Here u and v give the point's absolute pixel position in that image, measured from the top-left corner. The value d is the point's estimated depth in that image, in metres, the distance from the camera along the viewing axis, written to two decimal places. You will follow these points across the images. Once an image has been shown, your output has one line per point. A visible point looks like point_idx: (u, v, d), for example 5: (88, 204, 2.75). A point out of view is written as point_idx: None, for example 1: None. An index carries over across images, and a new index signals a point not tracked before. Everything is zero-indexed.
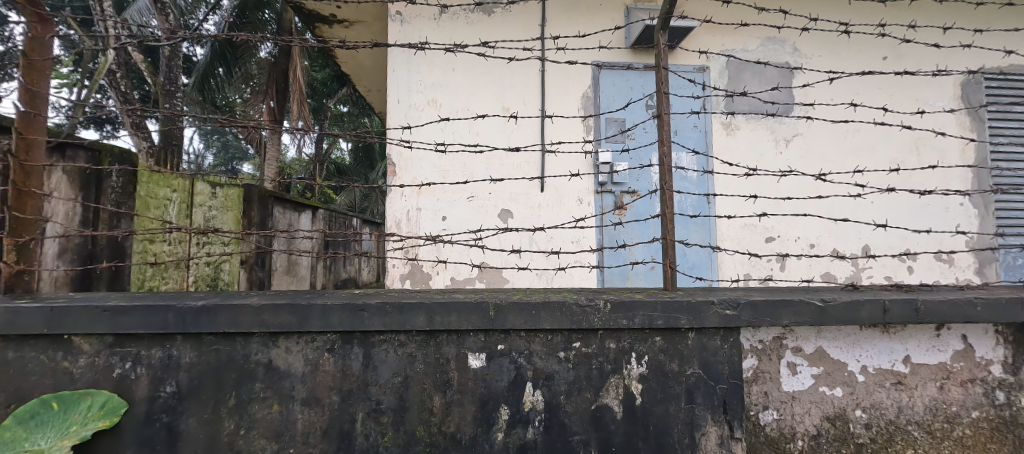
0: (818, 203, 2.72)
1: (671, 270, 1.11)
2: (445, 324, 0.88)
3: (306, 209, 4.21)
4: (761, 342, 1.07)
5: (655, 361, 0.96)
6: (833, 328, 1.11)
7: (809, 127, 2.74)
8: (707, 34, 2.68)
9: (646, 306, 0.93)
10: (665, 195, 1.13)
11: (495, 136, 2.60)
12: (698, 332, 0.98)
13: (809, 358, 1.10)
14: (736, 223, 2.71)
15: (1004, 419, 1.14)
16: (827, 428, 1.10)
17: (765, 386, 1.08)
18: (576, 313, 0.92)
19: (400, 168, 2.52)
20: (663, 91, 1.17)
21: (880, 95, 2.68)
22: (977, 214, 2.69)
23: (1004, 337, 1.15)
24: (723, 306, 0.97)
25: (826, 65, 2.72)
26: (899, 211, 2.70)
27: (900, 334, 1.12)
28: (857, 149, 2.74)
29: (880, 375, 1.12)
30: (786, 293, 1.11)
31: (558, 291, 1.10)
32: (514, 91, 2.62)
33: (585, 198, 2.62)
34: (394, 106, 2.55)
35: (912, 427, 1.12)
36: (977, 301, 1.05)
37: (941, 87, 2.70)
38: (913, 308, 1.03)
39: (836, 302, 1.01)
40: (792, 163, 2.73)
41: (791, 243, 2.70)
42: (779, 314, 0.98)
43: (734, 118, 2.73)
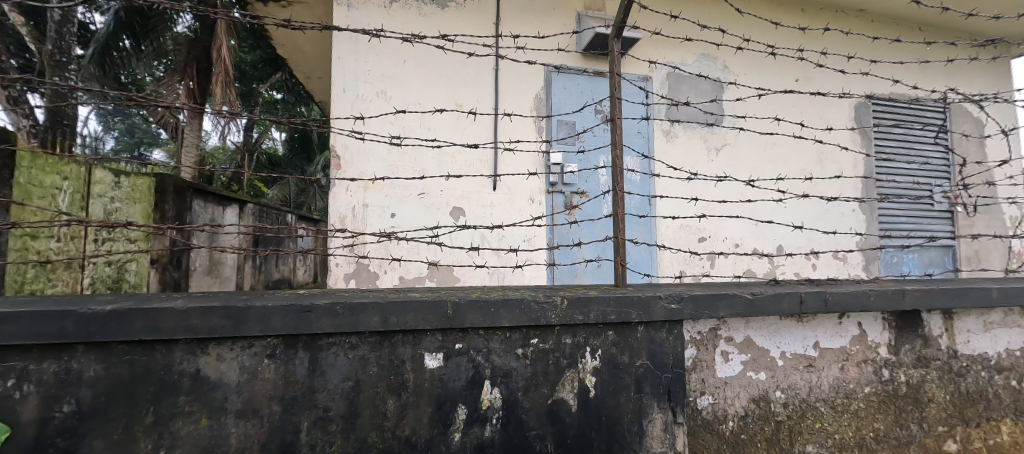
0: (743, 207, 3.01)
1: (621, 267, 1.17)
2: (401, 324, 0.85)
3: (231, 203, 3.84)
4: (699, 333, 1.17)
5: (607, 356, 1.00)
6: (758, 318, 1.23)
7: (736, 138, 3.02)
8: (651, 47, 2.85)
9: (600, 302, 0.97)
10: (616, 196, 1.18)
11: (447, 133, 2.56)
12: (646, 325, 1.04)
13: (740, 346, 1.21)
14: (674, 224, 2.91)
15: (888, 393, 1.34)
16: (752, 409, 1.22)
17: (702, 373, 1.17)
18: (534, 309, 0.93)
19: (345, 161, 2.39)
20: (616, 96, 1.21)
21: (794, 112, 3.02)
22: (866, 219, 3.14)
23: (890, 323, 1.35)
24: (669, 300, 1.03)
25: (753, 82, 3.01)
26: (807, 215, 3.06)
27: (812, 322, 1.28)
28: (775, 159, 3.06)
29: (796, 359, 1.27)
30: (721, 287, 1.22)
31: (513, 288, 1.11)
32: (468, 89, 2.59)
33: (537, 198, 2.67)
34: (340, 96, 2.41)
35: (820, 404, 1.28)
36: (871, 292, 1.23)
37: (841, 108, 3.10)
38: (823, 299, 1.17)
39: (764, 295, 1.12)
40: (723, 170, 2.99)
41: (720, 242, 2.97)
42: (714, 307, 1.07)
43: (674, 126, 2.94)
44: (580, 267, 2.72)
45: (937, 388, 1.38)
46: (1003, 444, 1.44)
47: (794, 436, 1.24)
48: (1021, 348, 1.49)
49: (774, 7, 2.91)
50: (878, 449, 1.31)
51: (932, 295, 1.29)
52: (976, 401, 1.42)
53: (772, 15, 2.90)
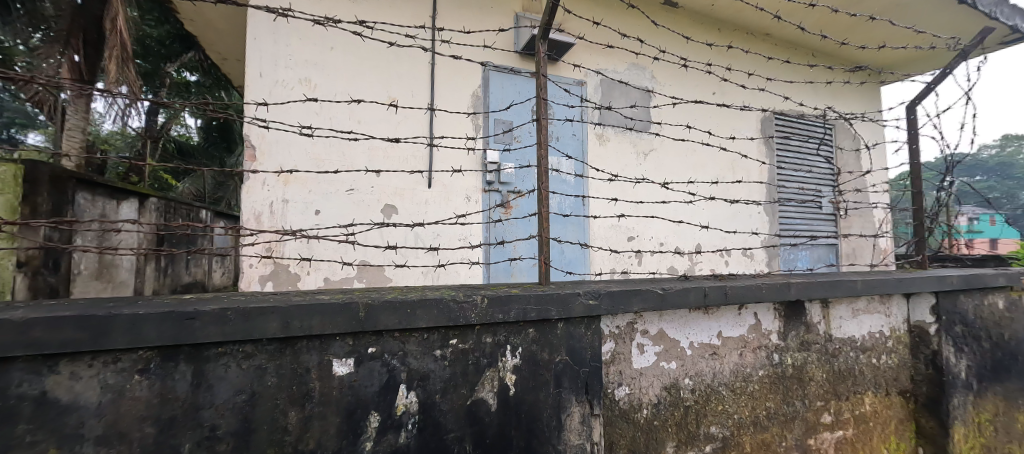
0: (667, 208, 3.23)
1: (545, 265, 1.19)
2: (305, 329, 0.79)
3: (128, 197, 3.36)
4: (618, 327, 1.22)
5: (527, 353, 1.01)
6: (670, 311, 1.32)
7: (661, 143, 3.23)
8: (585, 52, 2.96)
9: (521, 300, 0.98)
10: (541, 195, 1.20)
11: (379, 127, 2.45)
12: (566, 322, 1.06)
13: (653, 338, 1.29)
14: (605, 224, 3.05)
15: (778, 374, 1.51)
16: (664, 396, 1.31)
17: (620, 365, 1.23)
18: (453, 309, 0.91)
19: (261, 152, 2.19)
20: (542, 97, 1.23)
21: (710, 122, 3.31)
22: (769, 220, 3.53)
23: (780, 312, 1.52)
24: (587, 296, 1.07)
25: (675, 92, 3.24)
26: (721, 216, 3.37)
27: (716, 313, 1.40)
28: (695, 165, 3.32)
29: (702, 348, 1.38)
30: (636, 283, 1.29)
31: (434, 288, 1.08)
32: (401, 82, 2.50)
33: (472, 197, 2.65)
34: (256, 81, 2.20)
35: (722, 388, 1.41)
36: (763, 285, 1.37)
37: (750, 120, 3.44)
38: (724, 292, 1.29)
39: (673, 290, 1.20)
40: (650, 173, 3.19)
41: (646, 241, 3.15)
42: (628, 302, 1.13)
43: (606, 131, 3.08)
44: (516, 265, 2.75)
45: (816, 368, 1.58)
46: (866, 413, 1.68)
47: (700, 419, 1.35)
48: (880, 330, 1.75)
49: (693, 24, 3.16)
50: (769, 426, 1.47)
51: (812, 286, 1.47)
52: (846, 377, 1.65)
53: (691, 32, 3.16)
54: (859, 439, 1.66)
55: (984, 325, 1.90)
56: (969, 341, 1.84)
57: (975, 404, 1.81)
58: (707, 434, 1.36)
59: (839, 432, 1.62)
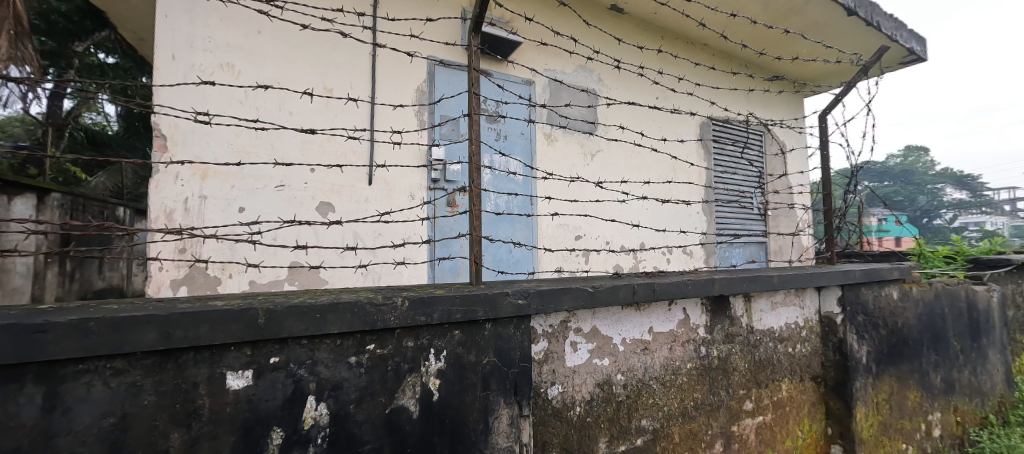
0: (612, 207, 3.32)
1: (476, 265, 1.16)
2: (192, 339, 0.70)
3: (24, 192, 2.91)
4: (551, 326, 1.22)
5: (452, 356, 0.97)
6: (603, 308, 1.34)
7: (608, 145, 3.31)
8: (534, 53, 2.98)
9: (445, 301, 0.94)
10: (472, 193, 1.16)
11: (314, 120, 2.31)
12: (494, 322, 1.04)
13: (587, 336, 1.30)
14: (552, 223, 3.08)
15: (705, 366, 1.58)
16: (597, 393, 1.32)
17: (553, 364, 1.23)
18: (370, 313, 0.85)
19: (173, 142, 1.99)
20: (474, 92, 1.20)
21: (653, 126, 3.45)
22: (706, 220, 3.73)
23: (706, 307, 1.59)
24: (516, 296, 1.06)
25: (621, 96, 3.34)
26: (663, 215, 3.52)
27: (647, 310, 1.44)
28: (640, 166, 3.43)
29: (634, 344, 1.41)
30: (569, 281, 1.29)
31: (354, 291, 1.01)
32: (339, 73, 2.37)
33: (417, 195, 2.57)
34: (168, 63, 1.99)
35: (653, 382, 1.45)
36: (689, 282, 1.43)
37: (689, 124, 3.63)
38: (652, 289, 1.33)
39: (603, 287, 1.22)
40: (596, 173, 3.25)
41: (593, 240, 3.22)
42: (558, 301, 1.13)
43: (554, 131, 3.11)
44: (462, 265, 2.71)
45: (740, 359, 1.68)
46: (783, 399, 1.82)
47: (631, 413, 1.39)
48: (795, 321, 1.89)
49: (636, 30, 3.28)
50: (696, 416, 1.54)
51: (734, 282, 1.56)
52: (766, 366, 1.77)
53: (635, 38, 3.28)
54: (777, 423, 1.78)
55: (882, 314, 2.11)
56: (869, 329, 2.04)
57: (874, 386, 2.01)
58: (638, 427, 1.40)
59: (760, 418, 1.73)
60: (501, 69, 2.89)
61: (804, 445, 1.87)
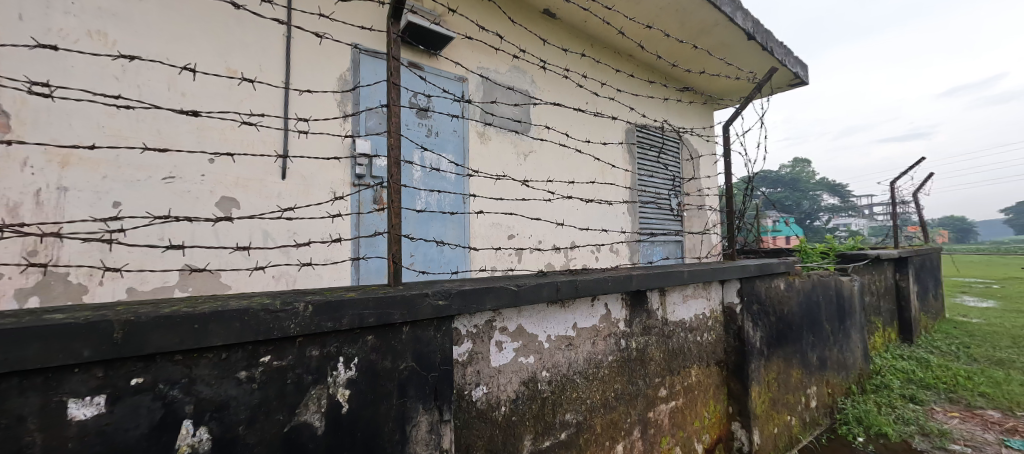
0: (544, 207, 3.39)
1: (395, 265, 1.09)
2: (15, 362, 0.55)
3: None
4: (475, 326, 1.19)
5: (364, 362, 0.91)
6: (528, 307, 1.35)
7: (540, 146, 3.37)
8: (467, 49, 2.94)
9: (356, 305, 0.87)
10: (391, 189, 1.09)
11: (214, 104, 2.05)
12: (412, 325, 0.99)
13: (512, 335, 1.30)
14: (485, 222, 3.05)
15: (625, 358, 1.67)
16: (523, 391, 1.32)
17: (478, 365, 1.20)
18: (265, 321, 0.76)
19: (21, 122, 1.66)
20: (393, 82, 1.12)
21: (582, 129, 3.59)
22: (630, 220, 3.96)
23: (626, 301, 1.68)
24: (437, 296, 1.01)
25: (552, 99, 3.42)
26: (591, 215, 3.67)
27: (571, 306, 1.47)
28: (570, 167, 3.54)
29: (558, 340, 1.43)
30: (493, 281, 1.28)
31: (248, 296, 0.89)
32: (245, 52, 2.13)
33: (338, 190, 2.39)
34: (12, 24, 1.64)
35: (577, 376, 1.49)
36: (610, 278, 1.49)
37: (614, 129, 3.83)
38: (575, 286, 1.37)
39: (527, 286, 1.23)
40: (529, 173, 3.29)
41: (525, 239, 3.26)
42: (481, 300, 1.11)
43: (487, 129, 3.09)
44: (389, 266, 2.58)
45: (655, 350, 1.80)
46: (692, 384, 1.98)
47: (556, 409, 1.41)
48: (703, 312, 2.07)
49: (566, 35, 3.38)
50: (617, 405, 1.61)
51: (649, 277, 1.67)
52: (678, 355, 1.91)
53: (565, 43, 3.39)
54: (687, 406, 1.93)
55: (772, 303, 2.40)
56: (762, 316, 2.30)
57: (766, 366, 2.27)
58: (563, 421, 1.43)
59: (673, 403, 1.86)
60: (432, 63, 2.81)
61: (709, 424, 2.05)
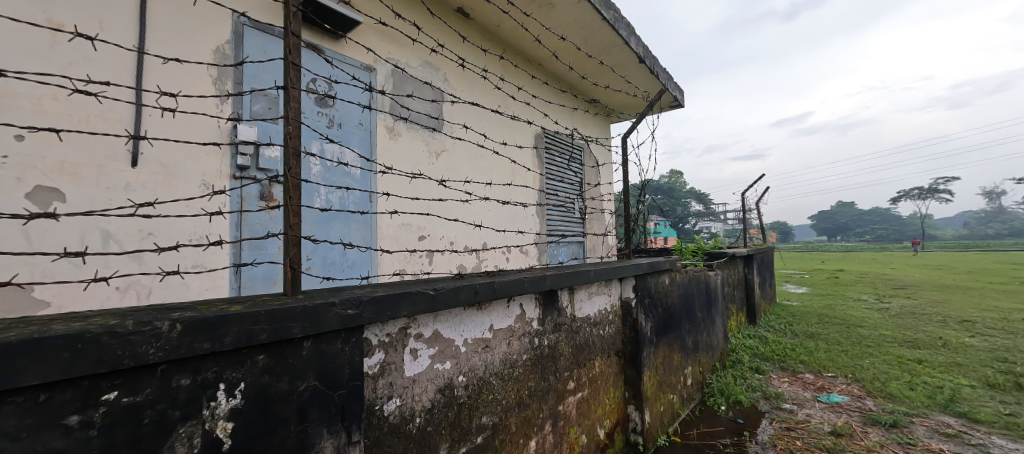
0: (457, 207, 3.32)
1: (292, 271, 0.95)
2: None
3: None
4: (388, 335, 1.10)
5: (253, 387, 0.77)
6: (445, 311, 1.29)
7: (453, 145, 3.29)
8: (377, 37, 2.75)
9: (243, 320, 0.73)
10: (288, 184, 0.94)
11: (23, 63, 1.59)
12: (315, 339, 0.87)
13: (428, 341, 1.22)
14: (395, 223, 2.88)
15: (538, 356, 1.71)
16: (438, 399, 1.26)
17: (390, 376, 1.11)
18: (110, 347, 0.59)
19: None
20: (292, 61, 0.97)
21: (495, 131, 3.61)
22: (540, 221, 4.10)
23: (539, 301, 1.72)
24: (344, 305, 0.91)
25: (467, 98, 3.37)
26: (503, 216, 3.71)
27: (487, 308, 1.45)
28: (484, 168, 3.54)
29: (475, 343, 1.40)
30: (407, 285, 1.20)
31: (83, 316, 0.69)
32: (76, 3, 1.69)
33: (213, 184, 2.04)
34: None
35: (493, 378, 1.47)
36: (525, 279, 1.51)
37: (526, 133, 3.93)
38: (492, 288, 1.35)
39: (444, 289, 1.18)
40: (443, 173, 3.18)
41: (437, 240, 3.15)
42: (395, 307, 1.03)
43: (397, 124, 2.92)
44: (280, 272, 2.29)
45: (564, 345, 1.87)
46: (596, 374, 2.11)
47: (472, 413, 1.38)
48: (605, 307, 2.22)
49: (481, 36, 3.38)
50: (530, 403, 1.64)
51: (560, 277, 1.74)
52: (584, 348, 2.02)
53: (480, 43, 3.37)
54: (591, 396, 2.05)
55: (659, 296, 2.69)
56: (651, 308, 2.56)
57: (655, 352, 2.53)
58: (478, 425, 1.40)
59: (580, 394, 1.96)
60: (335, 47, 2.56)
61: (610, 410, 2.21)
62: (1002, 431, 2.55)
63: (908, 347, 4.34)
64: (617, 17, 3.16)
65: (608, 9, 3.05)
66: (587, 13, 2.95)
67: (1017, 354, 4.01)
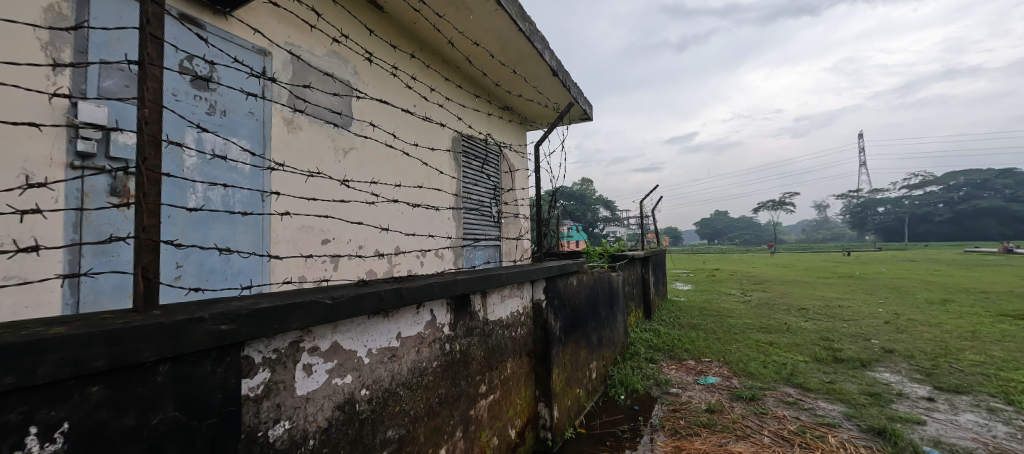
0: (365, 209, 3.12)
1: (145, 283, 0.79)
2: None
3: None
4: (275, 351, 0.98)
5: (83, 427, 0.63)
6: (346, 321, 1.20)
7: (363, 144, 3.09)
8: (272, 19, 2.47)
9: (70, 346, 0.59)
10: (144, 178, 0.79)
11: None
12: (175, 362, 0.74)
13: (325, 355, 1.12)
14: (291, 225, 2.60)
15: (450, 362, 1.68)
16: (337, 417, 1.16)
17: (277, 397, 0.99)
18: None
19: None
20: (154, 34, 0.82)
21: (408, 131, 3.50)
22: (454, 225, 4.06)
23: (451, 306, 1.69)
24: (217, 321, 0.79)
25: (378, 95, 3.21)
26: (416, 220, 3.59)
27: (394, 316, 1.39)
28: (396, 169, 3.39)
29: (380, 354, 1.32)
30: (300, 294, 1.09)
31: None
32: None
33: (38, 174, 1.63)
34: None
35: (400, 388, 1.40)
36: (436, 284, 1.48)
37: (442, 135, 3.88)
38: (399, 294, 1.30)
39: (344, 298, 1.09)
40: (350, 172, 2.97)
41: (343, 244, 2.91)
42: (283, 319, 0.92)
43: (297, 117, 2.66)
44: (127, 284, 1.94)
45: (476, 349, 1.87)
46: (507, 376, 2.14)
47: (376, 428, 1.29)
48: (517, 309, 2.27)
49: (394, 31, 3.25)
50: (440, 410, 1.60)
51: (473, 281, 1.73)
52: (495, 351, 2.04)
53: (393, 39, 3.24)
54: (503, 397, 2.08)
55: (568, 296, 2.84)
56: (560, 308, 2.69)
57: (563, 350, 2.66)
58: (384, 440, 1.32)
59: (491, 397, 1.97)
60: (219, 24, 2.25)
61: (520, 410, 2.26)
62: (825, 396, 3.18)
63: (763, 332, 5.20)
64: (532, 30, 3.28)
65: (523, 20, 3.14)
66: (503, 22, 3.01)
67: (835, 334, 5.06)
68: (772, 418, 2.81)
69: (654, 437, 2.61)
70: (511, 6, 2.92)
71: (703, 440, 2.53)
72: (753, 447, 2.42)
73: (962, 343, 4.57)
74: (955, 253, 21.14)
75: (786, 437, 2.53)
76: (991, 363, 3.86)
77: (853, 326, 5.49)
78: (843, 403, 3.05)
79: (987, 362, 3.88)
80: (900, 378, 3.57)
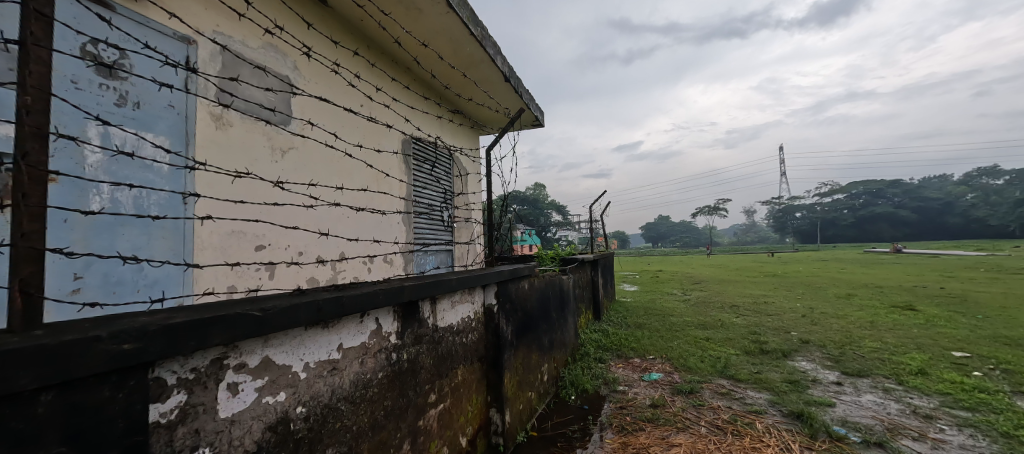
0: (305, 213, 2.93)
1: (24, 297, 0.68)
2: None
3: None
4: (194, 371, 0.88)
5: None
6: (279, 334, 1.11)
7: (303, 144, 2.92)
8: (197, 5, 2.26)
9: None
10: (21, 177, 0.67)
11: None
12: (63, 390, 0.64)
13: (254, 372, 1.03)
14: (220, 230, 2.37)
15: (397, 372, 1.61)
16: (268, 439, 1.07)
17: (196, 421, 0.89)
18: None
19: None
20: (42, 11, 0.72)
21: (353, 131, 3.36)
22: (404, 229, 3.93)
23: (397, 313, 1.63)
24: (119, 340, 0.70)
25: (320, 92, 3.06)
26: (362, 224, 3.43)
27: (334, 326, 1.30)
28: (341, 171, 3.23)
29: (319, 367, 1.24)
30: (226, 306, 0.99)
31: None
32: None
33: None
34: None
35: (341, 403, 1.32)
36: (381, 291, 1.41)
37: (390, 137, 3.76)
38: (339, 303, 1.22)
39: (275, 310, 1.01)
40: (288, 173, 2.78)
41: (280, 250, 2.70)
42: (201, 335, 0.83)
43: (227, 113, 2.45)
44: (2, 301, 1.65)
45: (425, 357, 1.81)
46: (457, 383, 2.09)
47: (314, 447, 1.21)
48: (468, 314, 2.24)
49: (338, 27, 3.11)
50: (386, 423, 1.53)
51: (421, 287, 1.68)
52: (445, 358, 1.99)
53: (336, 34, 3.11)
54: (454, 406, 2.03)
55: (519, 300, 2.85)
56: (511, 312, 2.69)
57: (515, 354, 2.67)
58: None
59: (441, 405, 1.92)
60: (132, 6, 2.03)
61: (472, 417, 2.22)
62: (754, 386, 3.46)
63: (701, 329, 5.57)
64: (483, 35, 3.28)
65: (475, 25, 3.14)
66: (453, 25, 2.99)
67: (762, 328, 5.54)
68: (708, 409, 3.00)
69: (602, 435, 2.69)
70: (461, 9, 2.90)
71: (648, 435, 2.64)
72: (692, 438, 2.57)
73: (863, 332, 5.19)
74: (858, 253, 23.89)
75: (721, 426, 2.71)
76: (886, 349, 4.41)
77: (777, 320, 6.04)
78: (768, 391, 3.34)
79: (882, 348, 4.44)
80: (814, 366, 3.98)
